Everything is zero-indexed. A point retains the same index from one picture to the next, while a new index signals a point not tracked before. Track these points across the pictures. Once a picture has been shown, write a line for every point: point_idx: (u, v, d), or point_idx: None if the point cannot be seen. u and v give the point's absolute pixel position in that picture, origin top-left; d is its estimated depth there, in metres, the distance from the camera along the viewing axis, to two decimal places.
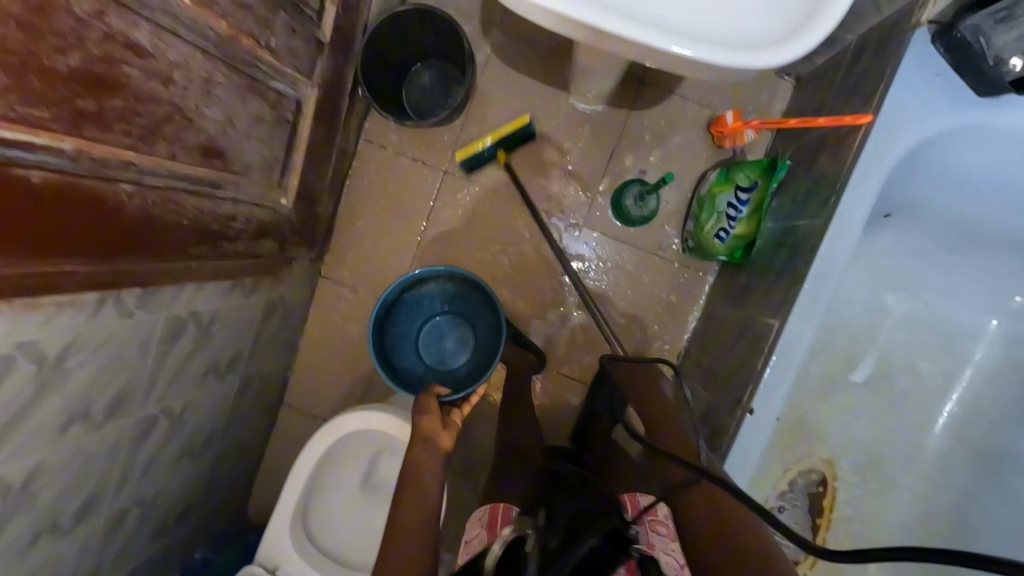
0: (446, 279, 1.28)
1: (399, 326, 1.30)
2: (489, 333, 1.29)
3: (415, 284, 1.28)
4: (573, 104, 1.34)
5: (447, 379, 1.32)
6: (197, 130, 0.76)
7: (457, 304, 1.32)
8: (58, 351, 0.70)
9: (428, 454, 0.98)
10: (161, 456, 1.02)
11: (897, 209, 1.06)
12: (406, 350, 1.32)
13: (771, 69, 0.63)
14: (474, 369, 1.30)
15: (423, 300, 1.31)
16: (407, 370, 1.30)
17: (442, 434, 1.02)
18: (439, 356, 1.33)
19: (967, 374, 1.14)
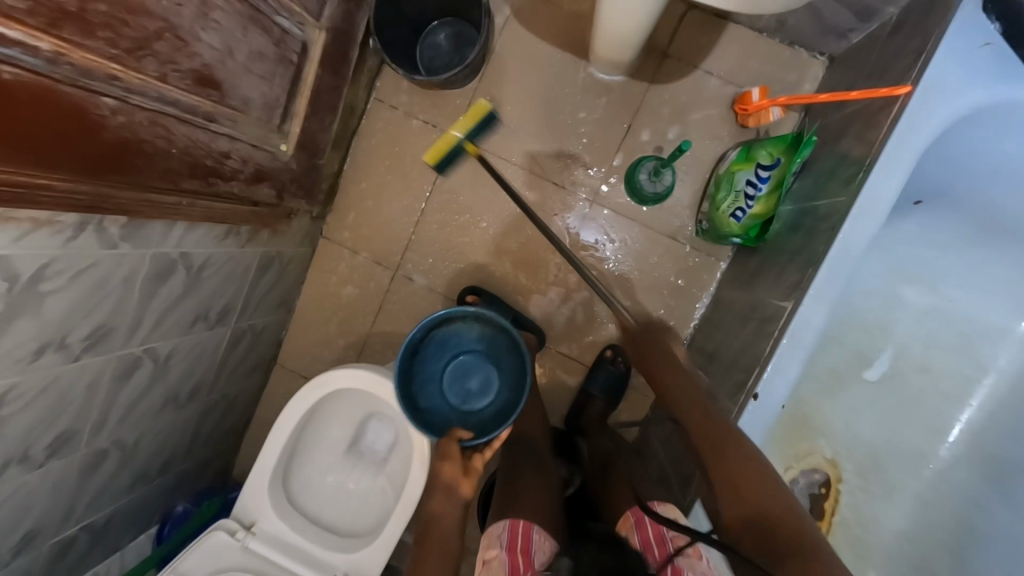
0: (474, 319, 1.20)
1: (426, 366, 1.21)
2: (516, 375, 1.21)
3: (443, 323, 1.19)
4: (591, 73, 1.28)
5: (472, 421, 1.22)
6: (191, 54, 0.73)
7: (485, 343, 1.23)
8: (33, 271, 0.67)
9: (447, 501, 0.92)
10: (144, 401, 1.00)
11: (924, 195, 1.00)
12: (431, 389, 1.22)
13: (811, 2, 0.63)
14: (501, 412, 1.21)
15: (450, 339, 1.22)
16: (432, 412, 1.20)
17: (466, 484, 0.94)
18: (465, 395, 1.23)
19: (989, 380, 1.08)
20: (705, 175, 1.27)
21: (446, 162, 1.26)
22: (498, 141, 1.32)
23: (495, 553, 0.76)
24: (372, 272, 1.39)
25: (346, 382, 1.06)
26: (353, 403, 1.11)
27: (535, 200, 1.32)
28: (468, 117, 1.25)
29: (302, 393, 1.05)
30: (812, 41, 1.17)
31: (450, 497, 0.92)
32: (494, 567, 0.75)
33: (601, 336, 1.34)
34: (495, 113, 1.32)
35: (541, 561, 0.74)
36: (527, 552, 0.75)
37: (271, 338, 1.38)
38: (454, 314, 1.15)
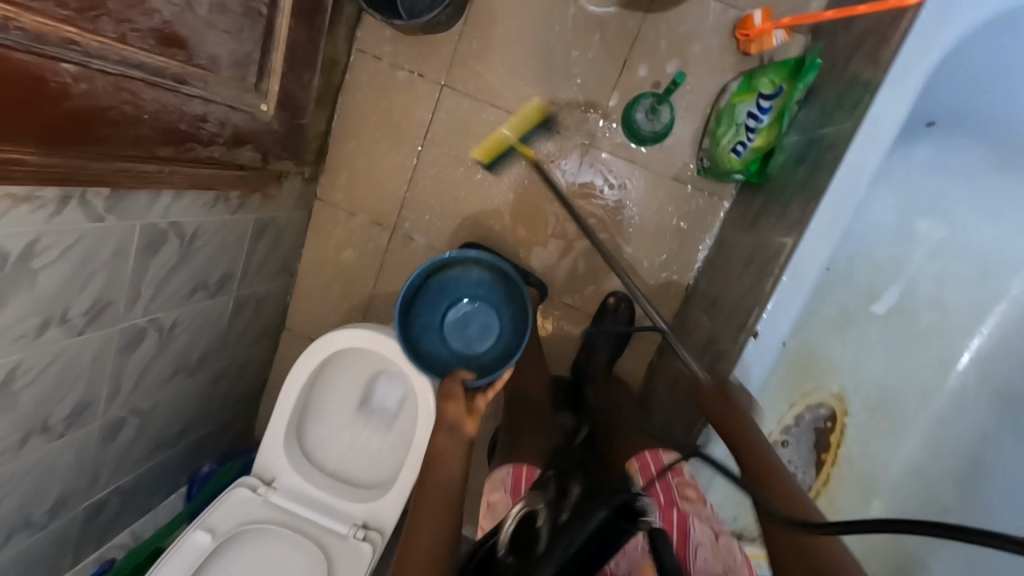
0: (473, 262, 1.20)
1: (425, 312, 1.22)
2: (516, 320, 1.21)
3: (441, 267, 1.20)
4: (582, 6, 1.21)
5: (475, 365, 1.23)
6: (149, 11, 0.69)
7: (485, 288, 1.24)
8: (22, 248, 0.68)
9: (450, 438, 0.91)
10: (154, 369, 1.03)
11: (939, 117, 0.94)
12: (430, 336, 1.23)
13: None
14: (503, 356, 1.21)
15: (449, 284, 1.22)
16: (434, 357, 1.21)
17: (469, 422, 0.94)
18: (466, 341, 1.24)
19: (1000, 309, 1.05)
20: (706, 111, 1.21)
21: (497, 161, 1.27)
22: (489, 88, 1.27)
23: (497, 493, 0.87)
24: (369, 232, 1.38)
25: (347, 342, 1.07)
26: (357, 363, 1.13)
27: (530, 149, 1.28)
28: (518, 119, 1.25)
29: (304, 355, 1.07)
30: None
31: (453, 436, 0.91)
32: (497, 507, 0.86)
33: (604, 285, 1.32)
34: (484, 58, 1.26)
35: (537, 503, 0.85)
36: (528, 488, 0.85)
37: (276, 302, 1.39)
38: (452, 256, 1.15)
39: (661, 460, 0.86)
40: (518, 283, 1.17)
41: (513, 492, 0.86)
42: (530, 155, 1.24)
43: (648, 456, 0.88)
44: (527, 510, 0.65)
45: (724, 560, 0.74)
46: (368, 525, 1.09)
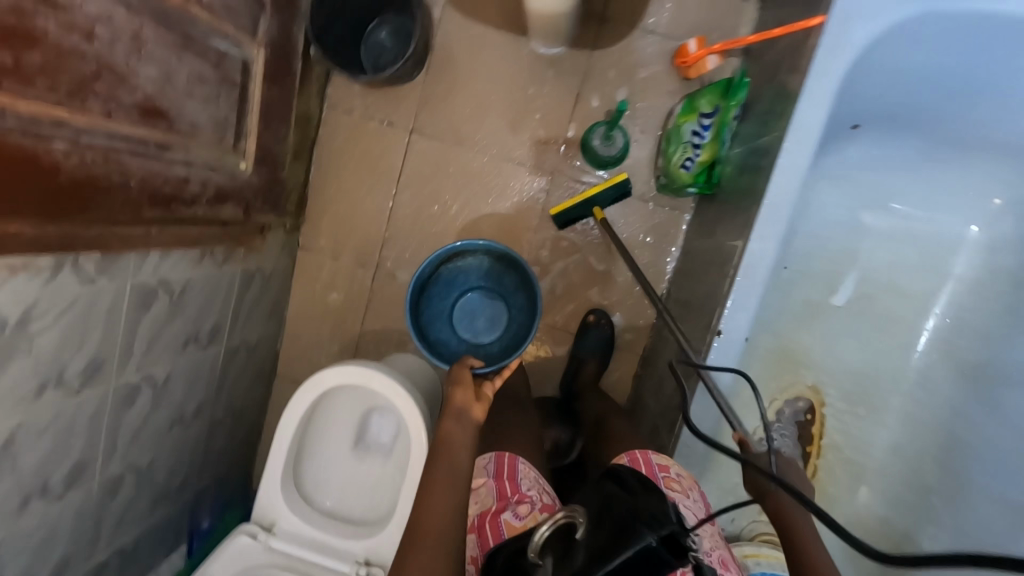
0: (484, 254, 1.28)
1: (435, 302, 1.30)
2: (523, 311, 1.29)
3: (453, 258, 1.28)
4: (533, 49, 1.31)
5: (481, 354, 1.32)
6: (132, 88, 0.76)
7: (493, 280, 1.32)
8: (21, 314, 0.72)
9: (457, 424, 0.88)
10: (150, 424, 1.05)
11: (863, 120, 1.03)
12: (439, 325, 1.32)
13: None
14: (508, 346, 1.30)
15: (459, 275, 1.31)
16: (443, 344, 1.30)
17: (477, 408, 0.92)
18: (474, 331, 1.33)
19: (949, 288, 1.11)
20: (658, 132, 1.29)
21: (566, 219, 1.29)
22: (455, 129, 1.35)
23: (484, 481, 0.89)
24: (353, 273, 1.43)
25: (337, 378, 1.10)
26: (352, 398, 1.16)
27: (499, 181, 1.36)
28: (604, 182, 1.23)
29: (300, 393, 1.09)
30: None
31: (461, 422, 0.89)
32: (484, 493, 0.87)
33: (582, 303, 1.38)
34: (447, 103, 1.35)
35: (525, 484, 0.87)
36: (512, 478, 0.88)
37: (267, 349, 1.43)
38: (464, 248, 1.23)
39: (651, 460, 0.87)
40: (526, 274, 1.25)
41: (497, 480, 0.88)
42: (598, 217, 1.24)
43: (637, 455, 0.87)
44: (568, 520, 0.60)
45: (713, 541, 0.76)
46: (370, 562, 1.09)
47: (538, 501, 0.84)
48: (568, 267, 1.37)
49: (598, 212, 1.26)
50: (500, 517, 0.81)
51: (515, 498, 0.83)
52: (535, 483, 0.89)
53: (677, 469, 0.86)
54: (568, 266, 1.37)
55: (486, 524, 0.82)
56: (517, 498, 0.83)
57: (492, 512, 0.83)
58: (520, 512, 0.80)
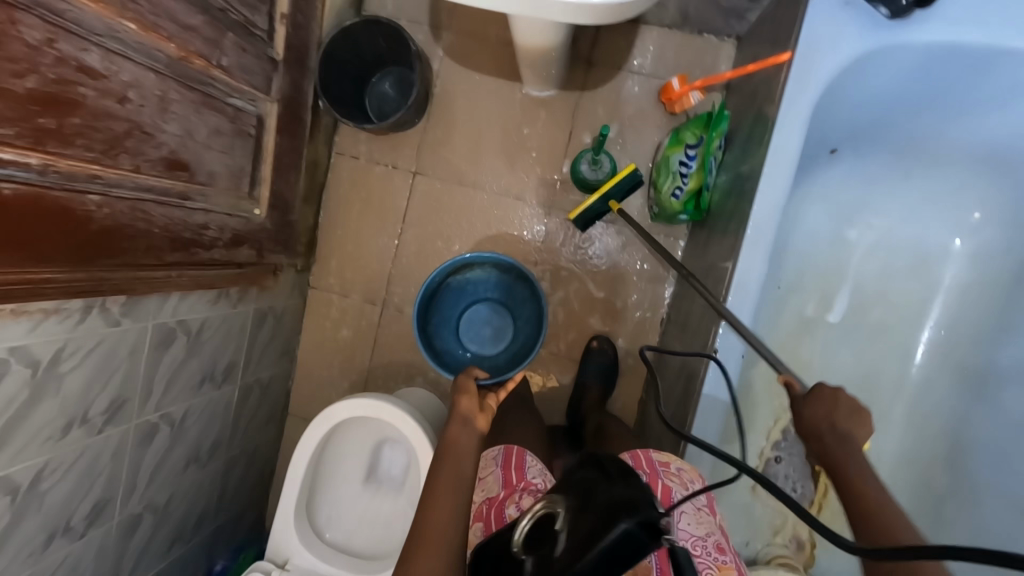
0: (491, 267, 1.32)
1: (444, 311, 1.34)
2: (530, 322, 1.33)
3: (461, 269, 1.32)
4: (526, 92, 1.39)
5: (487, 364, 1.36)
6: (158, 144, 0.83)
7: (500, 292, 1.36)
8: (52, 355, 0.77)
9: (463, 431, 0.89)
10: (167, 463, 1.08)
11: (840, 143, 1.09)
12: (447, 333, 1.35)
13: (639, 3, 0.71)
14: (513, 357, 1.33)
15: (467, 286, 1.35)
16: (449, 353, 1.34)
17: (481, 418, 0.93)
18: (481, 340, 1.37)
19: (941, 299, 1.14)
20: (649, 163, 1.36)
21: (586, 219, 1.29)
22: (456, 168, 1.43)
23: (491, 471, 0.93)
24: (361, 310, 1.48)
25: (349, 411, 1.12)
26: (364, 430, 1.19)
27: (499, 216, 1.42)
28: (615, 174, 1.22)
29: (313, 427, 1.11)
30: (715, 25, 1.27)
31: (467, 429, 0.90)
32: (490, 481, 0.92)
33: (585, 330, 1.41)
34: (447, 145, 1.43)
35: (532, 473, 0.92)
36: (519, 467, 0.92)
37: (280, 388, 1.46)
38: (473, 259, 1.27)
39: (652, 457, 0.92)
40: (531, 286, 1.29)
41: (505, 470, 0.93)
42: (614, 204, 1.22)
43: (639, 454, 0.93)
44: (546, 510, 0.64)
45: (708, 526, 0.83)
46: None
47: (542, 488, 0.88)
48: (569, 296, 1.41)
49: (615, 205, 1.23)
50: (503, 508, 0.84)
51: (521, 486, 0.87)
52: (542, 475, 0.92)
53: (678, 464, 0.91)
54: (569, 294, 1.41)
55: (492, 512, 0.86)
56: (522, 486, 0.87)
57: (499, 500, 0.86)
58: (521, 504, 0.82)
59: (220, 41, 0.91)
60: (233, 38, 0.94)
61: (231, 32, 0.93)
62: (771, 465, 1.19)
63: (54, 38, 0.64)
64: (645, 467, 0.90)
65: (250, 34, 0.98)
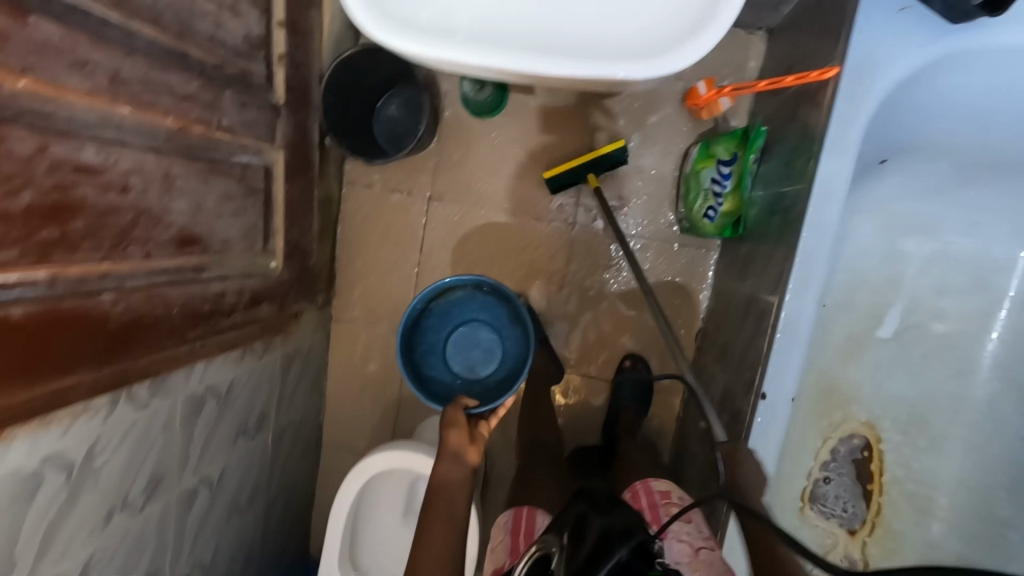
0: (476, 289, 1.27)
1: (430, 336, 1.29)
2: (518, 342, 1.28)
3: (444, 293, 1.26)
4: (541, 105, 1.32)
5: (477, 389, 1.29)
6: (167, 225, 0.80)
7: (488, 313, 1.31)
8: (84, 454, 0.76)
9: (455, 465, 0.96)
10: (210, 520, 1.08)
11: (893, 153, 1.02)
12: (434, 360, 1.30)
13: (670, 76, 0.59)
14: (503, 380, 1.29)
15: (452, 309, 1.29)
16: (437, 380, 1.28)
17: (472, 451, 0.99)
18: (469, 364, 1.30)
19: (1004, 312, 1.10)
20: (674, 173, 1.29)
21: (562, 182, 1.28)
22: (474, 189, 1.37)
23: (502, 538, 0.91)
24: (387, 342, 1.46)
25: (382, 466, 1.12)
26: (397, 476, 1.18)
27: (520, 236, 1.36)
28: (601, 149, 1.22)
29: (347, 483, 1.12)
30: (745, 20, 1.17)
31: (458, 463, 0.96)
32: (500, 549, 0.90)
33: (617, 351, 1.36)
34: (462, 166, 1.36)
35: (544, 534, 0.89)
36: (528, 531, 0.89)
37: (312, 424, 1.45)
38: (454, 283, 1.22)
39: (652, 487, 0.95)
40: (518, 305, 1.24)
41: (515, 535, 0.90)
42: (594, 183, 1.25)
43: (638, 484, 0.97)
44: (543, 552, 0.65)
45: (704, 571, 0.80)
46: None
47: None
48: (598, 315, 1.36)
49: (592, 181, 1.25)
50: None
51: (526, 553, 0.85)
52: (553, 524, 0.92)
53: (677, 494, 0.94)
54: (598, 316, 1.36)
55: None
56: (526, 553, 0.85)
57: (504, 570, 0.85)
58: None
59: (218, 101, 0.85)
60: (231, 94, 0.88)
61: (230, 88, 0.88)
62: (819, 486, 1.12)
63: (47, 144, 0.60)
64: (645, 502, 0.93)
65: (249, 86, 0.93)
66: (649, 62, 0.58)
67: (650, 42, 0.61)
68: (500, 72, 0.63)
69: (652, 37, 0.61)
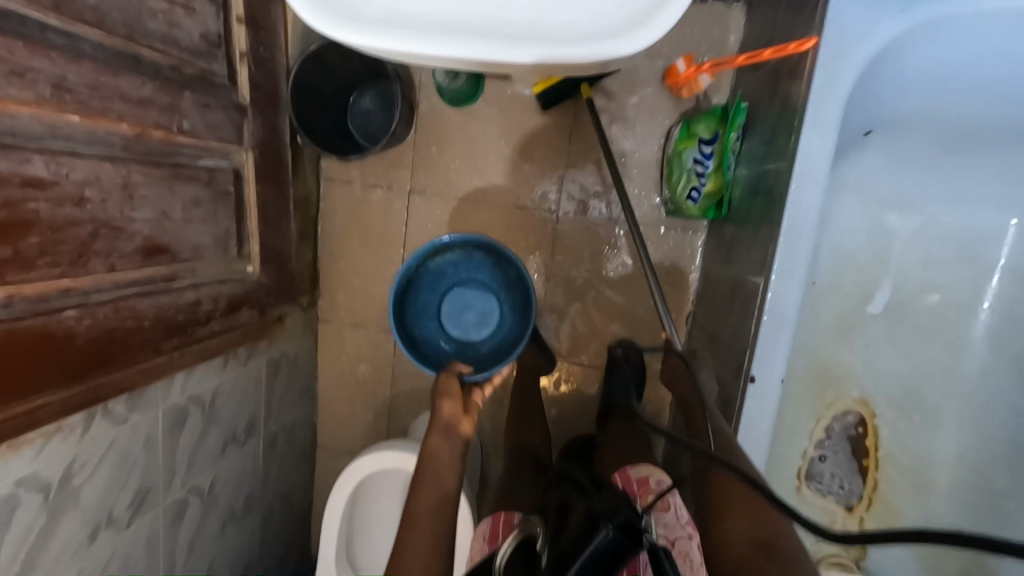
0: (472, 249, 1.20)
1: (421, 298, 1.22)
2: (515, 308, 1.23)
3: (437, 252, 1.19)
4: (518, 91, 1.29)
5: (469, 354, 1.24)
6: (131, 235, 0.78)
7: (484, 275, 1.24)
8: (61, 474, 0.74)
9: (445, 439, 0.99)
10: (203, 531, 1.07)
11: (876, 125, 0.99)
12: (427, 321, 1.23)
13: (634, 54, 0.57)
14: (499, 347, 1.23)
15: (446, 269, 1.22)
16: (428, 343, 1.22)
17: (465, 421, 1.02)
18: (463, 328, 1.24)
19: (996, 282, 1.08)
20: (658, 156, 1.26)
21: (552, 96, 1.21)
22: (454, 182, 1.34)
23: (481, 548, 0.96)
24: (377, 342, 1.44)
25: (373, 466, 1.10)
26: (390, 477, 1.17)
27: (503, 227, 1.34)
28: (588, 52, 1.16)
29: (339, 486, 1.10)
30: None
31: (448, 437, 0.99)
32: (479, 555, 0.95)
33: (607, 339, 1.35)
34: (441, 159, 1.33)
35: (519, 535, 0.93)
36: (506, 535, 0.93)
37: (305, 427, 1.44)
38: (450, 242, 1.15)
39: (631, 475, 0.97)
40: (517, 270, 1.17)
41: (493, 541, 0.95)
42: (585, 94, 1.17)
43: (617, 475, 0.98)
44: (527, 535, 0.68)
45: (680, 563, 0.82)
46: None
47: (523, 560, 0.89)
48: (586, 303, 1.34)
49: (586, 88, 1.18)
50: None
51: None
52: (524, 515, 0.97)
53: (656, 479, 0.94)
54: (586, 305, 1.34)
55: None
56: None
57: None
58: None
59: (177, 104, 0.82)
60: (191, 96, 0.85)
61: (189, 89, 0.85)
62: (815, 465, 1.12)
63: None
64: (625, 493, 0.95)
65: (210, 86, 0.90)
66: (608, 43, 0.56)
67: (615, 24, 0.58)
68: (466, 62, 0.61)
69: (617, 18, 0.58)
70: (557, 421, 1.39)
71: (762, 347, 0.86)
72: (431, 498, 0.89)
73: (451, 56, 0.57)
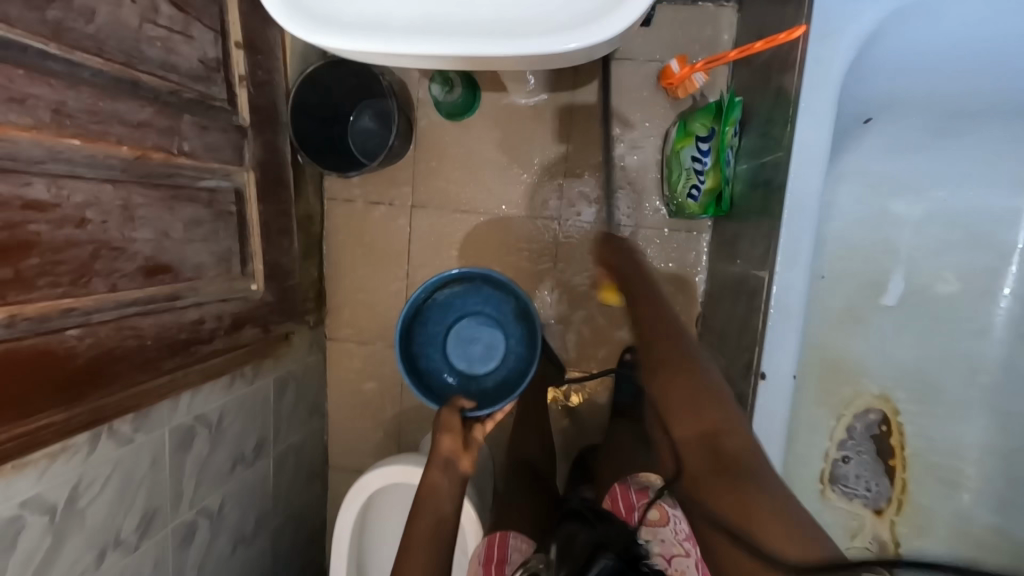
0: (481, 282, 1.17)
1: (428, 328, 1.18)
2: (521, 342, 1.19)
3: (447, 284, 1.17)
4: (514, 100, 1.30)
5: (473, 388, 1.19)
6: (131, 255, 0.79)
7: (492, 308, 1.21)
8: (66, 495, 0.75)
9: (444, 475, 0.91)
10: (212, 553, 1.06)
11: (873, 111, 0.98)
12: (432, 353, 1.19)
13: (617, 37, 0.56)
14: (504, 382, 1.18)
15: (455, 301, 1.19)
16: (431, 376, 1.18)
17: (464, 458, 0.94)
18: (468, 360, 1.20)
19: (1015, 265, 1.04)
20: (658, 157, 1.25)
21: None
22: (454, 194, 1.35)
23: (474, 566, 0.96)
24: (384, 358, 1.43)
25: (381, 482, 1.09)
26: (401, 494, 1.15)
27: (505, 236, 1.34)
28: None
29: (346, 503, 1.09)
30: None
31: (449, 473, 0.92)
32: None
33: (615, 345, 1.32)
34: (441, 172, 1.34)
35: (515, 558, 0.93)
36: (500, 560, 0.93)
37: (315, 446, 1.43)
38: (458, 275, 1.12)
39: (630, 487, 0.93)
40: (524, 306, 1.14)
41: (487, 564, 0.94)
42: None
43: (617, 488, 0.94)
44: None
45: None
46: None
47: None
48: (592, 310, 1.32)
49: None
50: None
51: None
52: (525, 551, 0.95)
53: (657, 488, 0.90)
54: (592, 311, 1.32)
55: None
56: None
57: None
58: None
59: (176, 127, 0.84)
60: (190, 118, 0.87)
61: (188, 112, 0.87)
62: (838, 467, 1.07)
63: None
64: (624, 506, 0.92)
65: (210, 109, 0.92)
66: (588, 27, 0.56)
67: None
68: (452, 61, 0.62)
69: None
70: (568, 432, 1.36)
71: (770, 342, 0.83)
72: (434, 520, 0.86)
73: (445, 53, 0.58)
